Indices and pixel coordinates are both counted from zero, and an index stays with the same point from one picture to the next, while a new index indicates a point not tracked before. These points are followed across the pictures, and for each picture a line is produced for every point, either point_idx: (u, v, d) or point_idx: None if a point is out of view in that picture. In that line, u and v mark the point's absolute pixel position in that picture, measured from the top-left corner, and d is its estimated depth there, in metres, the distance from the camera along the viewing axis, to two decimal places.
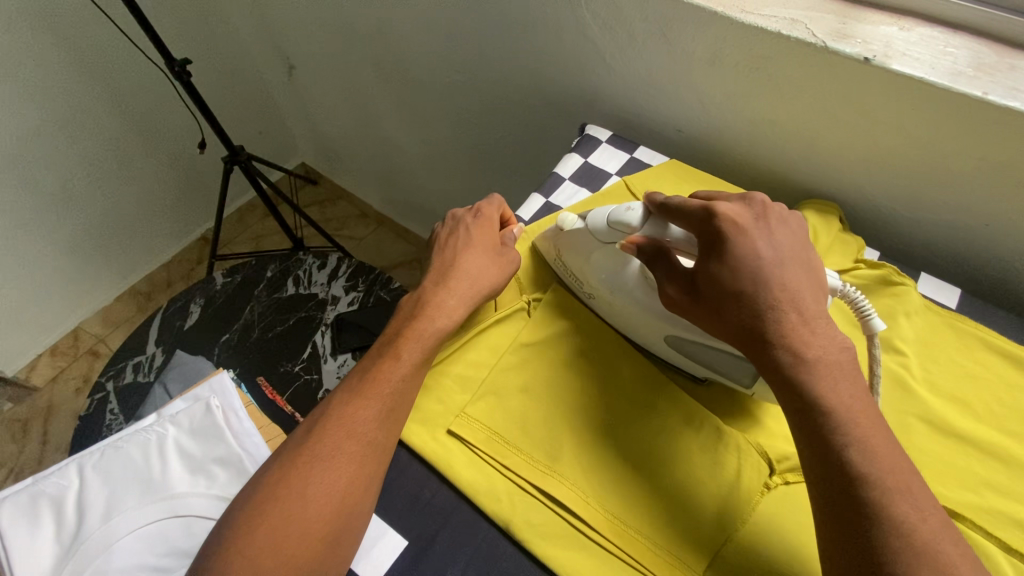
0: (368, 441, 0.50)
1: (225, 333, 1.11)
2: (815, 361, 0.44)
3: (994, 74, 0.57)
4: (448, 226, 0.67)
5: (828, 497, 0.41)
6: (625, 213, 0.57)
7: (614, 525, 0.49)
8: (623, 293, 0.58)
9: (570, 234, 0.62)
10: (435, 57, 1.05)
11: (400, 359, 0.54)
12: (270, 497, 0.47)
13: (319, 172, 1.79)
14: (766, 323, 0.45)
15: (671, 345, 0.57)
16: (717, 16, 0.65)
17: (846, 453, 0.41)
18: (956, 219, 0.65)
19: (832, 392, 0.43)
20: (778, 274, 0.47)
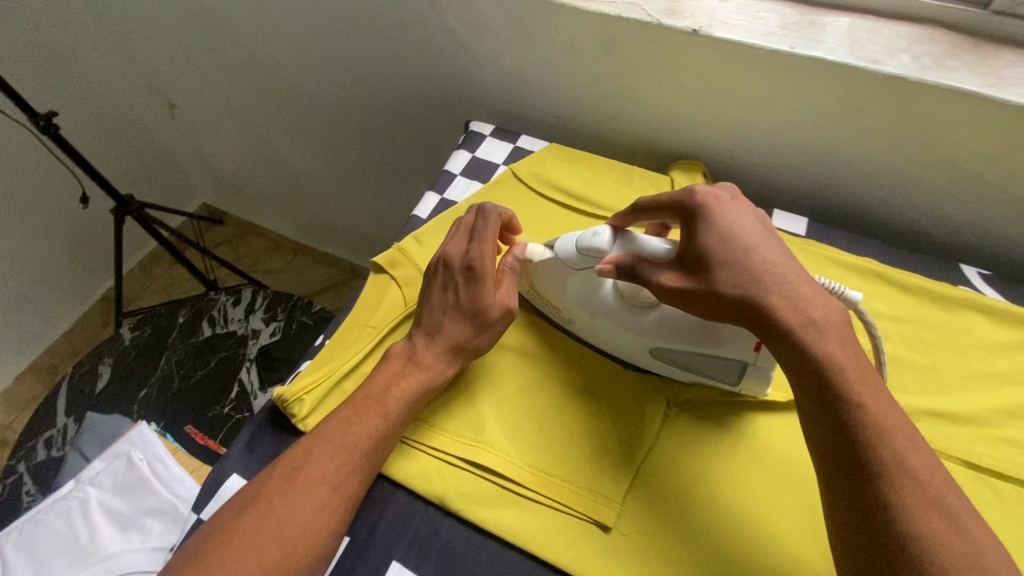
0: (348, 494, 0.48)
1: (144, 389, 1.04)
2: (815, 327, 0.43)
3: (799, 31, 0.64)
4: (438, 275, 0.56)
5: (835, 462, 0.41)
6: (593, 236, 0.53)
7: (540, 478, 0.51)
8: (603, 315, 0.55)
9: (537, 264, 0.57)
10: (316, 77, 1.05)
11: (388, 417, 0.51)
12: (240, 559, 0.44)
13: (223, 211, 1.73)
14: (762, 302, 0.44)
15: (657, 359, 0.54)
16: (565, 7, 0.69)
17: (855, 417, 0.41)
18: (802, 161, 0.71)
19: (839, 357, 0.42)
20: (763, 246, 0.46)
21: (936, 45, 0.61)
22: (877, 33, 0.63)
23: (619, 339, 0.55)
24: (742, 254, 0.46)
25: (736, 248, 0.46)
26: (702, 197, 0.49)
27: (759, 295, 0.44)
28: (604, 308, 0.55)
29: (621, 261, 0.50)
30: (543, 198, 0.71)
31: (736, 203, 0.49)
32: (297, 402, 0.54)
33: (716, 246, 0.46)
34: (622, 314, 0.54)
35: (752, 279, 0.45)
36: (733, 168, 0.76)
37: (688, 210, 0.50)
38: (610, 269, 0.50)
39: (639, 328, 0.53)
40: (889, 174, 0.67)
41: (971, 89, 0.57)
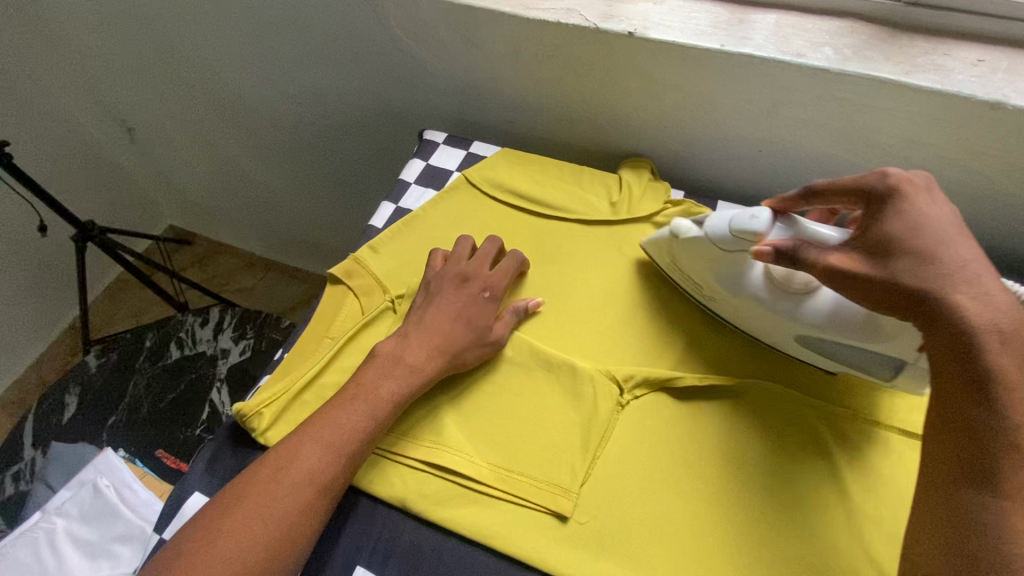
0: (333, 494, 0.48)
1: (112, 416, 1.04)
2: (995, 330, 0.38)
3: (729, 29, 0.66)
4: (452, 282, 0.59)
5: (962, 463, 0.38)
6: (751, 219, 0.51)
7: (499, 473, 0.52)
8: (746, 297, 0.55)
9: (685, 241, 0.57)
10: (273, 93, 1.06)
11: (377, 416, 0.51)
12: (221, 557, 0.43)
13: (190, 232, 1.71)
14: (938, 297, 0.40)
15: (802, 345, 0.54)
16: (506, 15, 0.71)
17: (1011, 432, 0.37)
18: (743, 154, 0.74)
19: (1012, 369, 0.37)
20: (951, 245, 0.42)
21: (856, 37, 0.63)
22: (802, 28, 0.65)
23: (759, 322, 0.55)
24: (926, 246, 0.42)
25: (926, 239, 0.42)
26: (896, 182, 0.45)
27: (938, 291, 0.40)
28: (755, 291, 0.54)
29: (781, 245, 0.48)
30: (496, 201, 0.73)
31: (934, 197, 0.44)
32: (256, 415, 0.55)
33: (903, 234, 0.43)
34: (774, 300, 0.53)
35: (936, 273, 0.40)
36: (681, 162, 0.78)
37: (878, 195, 0.46)
38: (769, 253, 0.48)
39: (787, 313, 0.53)
40: (826, 162, 0.70)
41: (888, 77, 0.59)
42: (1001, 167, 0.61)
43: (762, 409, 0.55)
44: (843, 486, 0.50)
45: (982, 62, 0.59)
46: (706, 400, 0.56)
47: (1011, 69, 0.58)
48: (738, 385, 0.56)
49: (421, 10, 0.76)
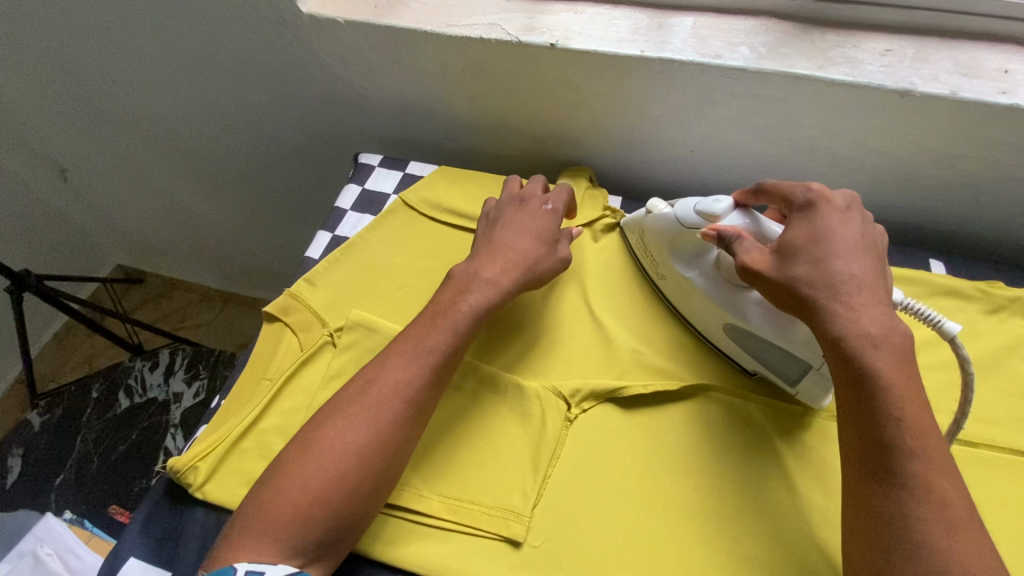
0: (421, 405, 0.50)
1: (61, 475, 1.01)
2: (864, 330, 0.43)
3: (649, 34, 0.66)
4: (515, 205, 0.62)
5: (859, 456, 0.42)
6: (714, 202, 0.54)
7: (448, 504, 0.51)
8: (693, 279, 0.57)
9: (654, 219, 0.60)
10: (206, 125, 1.03)
11: (457, 331, 0.53)
12: (319, 467, 0.46)
13: (142, 269, 1.63)
14: (824, 302, 0.45)
15: (726, 333, 0.56)
16: (428, 34, 0.70)
17: (891, 426, 0.41)
18: (676, 155, 0.74)
19: (890, 371, 0.42)
20: (842, 257, 0.46)
21: (771, 35, 0.63)
22: (718, 29, 0.65)
23: (696, 304, 0.58)
24: (821, 257, 0.46)
25: (821, 249, 0.46)
26: (814, 197, 0.49)
27: (825, 299, 0.45)
28: (701, 274, 0.57)
29: (725, 232, 0.51)
30: (435, 222, 0.71)
31: (844, 217, 0.48)
32: (191, 469, 0.53)
33: (804, 243, 0.47)
34: (709, 286, 0.56)
35: (824, 281, 0.45)
36: (618, 165, 0.79)
37: (799, 206, 0.50)
38: (712, 237, 0.51)
39: (718, 298, 0.55)
40: (755, 157, 0.71)
41: (801, 72, 0.60)
42: (916, 151, 0.63)
43: (710, 409, 0.55)
44: (792, 481, 0.51)
45: (890, 51, 0.61)
46: (655, 406, 0.56)
47: (916, 57, 0.60)
48: (685, 389, 0.56)
49: (342, 33, 0.74)
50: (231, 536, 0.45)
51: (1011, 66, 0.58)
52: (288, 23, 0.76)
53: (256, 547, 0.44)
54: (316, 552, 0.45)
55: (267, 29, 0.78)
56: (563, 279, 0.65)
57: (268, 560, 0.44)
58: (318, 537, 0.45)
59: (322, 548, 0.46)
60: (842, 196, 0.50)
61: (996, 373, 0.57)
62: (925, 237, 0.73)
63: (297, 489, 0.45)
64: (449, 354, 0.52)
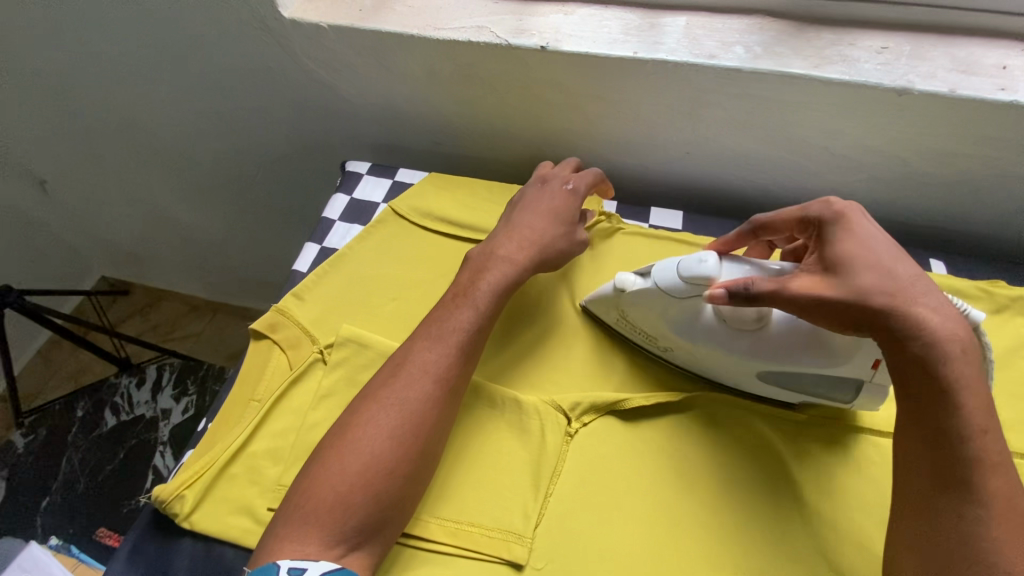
0: (449, 384, 0.50)
1: (45, 497, 0.99)
2: (946, 341, 0.40)
3: (641, 35, 0.64)
4: (537, 186, 0.63)
5: (947, 478, 0.39)
6: (699, 262, 0.49)
7: (447, 528, 0.49)
8: (704, 342, 0.53)
9: (632, 294, 0.55)
10: (188, 134, 1.00)
11: (478, 308, 0.53)
12: (356, 447, 0.46)
13: (128, 281, 1.58)
14: (903, 313, 0.41)
15: (765, 379, 0.52)
16: (414, 38, 0.68)
17: (979, 440, 0.39)
18: (671, 157, 0.73)
19: (972, 381, 0.40)
20: (901, 261, 0.44)
21: (765, 34, 0.62)
22: (711, 29, 0.63)
23: (718, 362, 0.53)
24: (884, 261, 0.43)
25: (881, 254, 0.44)
26: (842, 208, 0.47)
27: (901, 306, 0.41)
28: (707, 331, 0.52)
29: (733, 285, 0.46)
30: (425, 231, 0.69)
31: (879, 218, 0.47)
32: (177, 498, 0.51)
33: (860, 250, 0.44)
34: (731, 343, 0.51)
35: (897, 288, 0.42)
36: (612, 168, 0.78)
37: (825, 222, 0.47)
38: (723, 295, 0.46)
39: (746, 352, 0.51)
40: (751, 158, 0.70)
41: (797, 72, 0.58)
42: (914, 150, 0.62)
43: (713, 420, 0.54)
44: (798, 493, 0.50)
45: (887, 49, 0.60)
46: (656, 419, 0.54)
47: (914, 54, 0.59)
48: (687, 399, 0.55)
49: (325, 38, 0.72)
50: (271, 539, 0.44)
51: (1010, 62, 0.57)
52: (269, 28, 0.74)
53: (300, 536, 0.43)
54: (358, 539, 0.44)
55: (248, 35, 0.76)
56: (558, 288, 0.64)
57: (311, 556, 0.43)
58: (358, 522, 0.44)
59: (362, 535, 0.44)
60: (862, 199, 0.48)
61: (1001, 375, 0.57)
62: (922, 235, 0.72)
63: (336, 473, 0.45)
64: (451, 365, 0.50)
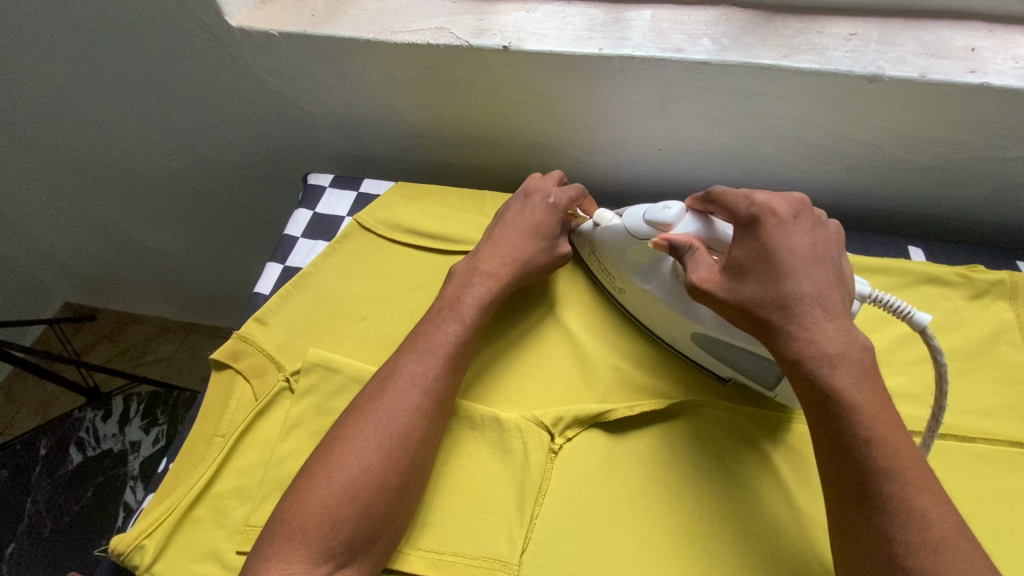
0: (438, 398, 0.48)
1: (10, 544, 0.93)
2: (823, 355, 0.41)
3: (606, 31, 0.62)
4: (518, 199, 0.61)
5: (839, 484, 0.40)
6: (663, 209, 0.51)
7: (428, 559, 0.47)
8: (655, 290, 0.54)
9: (605, 230, 0.57)
10: (143, 152, 0.95)
11: (465, 321, 0.52)
12: (343, 462, 0.44)
13: (92, 305, 1.49)
14: (782, 327, 0.43)
15: (699, 344, 0.53)
16: (370, 43, 0.65)
17: (859, 450, 0.40)
18: (643, 155, 0.71)
19: (853, 391, 0.41)
20: (797, 271, 0.44)
21: (732, 24, 0.60)
22: (677, 21, 0.61)
23: (662, 317, 0.54)
24: (774, 275, 0.44)
25: (774, 267, 0.44)
26: (757, 209, 0.46)
27: (782, 321, 0.43)
28: (659, 287, 0.53)
29: (677, 241, 0.48)
30: (393, 244, 0.66)
31: (791, 225, 0.46)
32: (137, 549, 0.47)
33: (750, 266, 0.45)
34: (672, 296, 0.52)
35: (778, 302, 0.43)
36: (584, 169, 0.76)
37: (743, 222, 0.47)
38: (664, 246, 0.48)
39: (688, 308, 0.52)
40: (724, 152, 0.68)
41: (767, 62, 0.57)
42: (888, 137, 0.61)
43: (701, 426, 0.52)
44: (789, 496, 0.48)
45: (855, 35, 0.58)
46: (643, 429, 0.52)
47: (882, 40, 0.58)
48: (676, 406, 0.53)
49: (276, 46, 0.68)
50: (256, 558, 0.41)
51: (978, 44, 0.57)
52: (218, 39, 0.70)
53: (287, 554, 0.41)
54: (346, 557, 0.42)
55: (196, 47, 0.72)
56: (535, 297, 0.62)
57: None
58: (349, 536, 0.42)
59: (351, 552, 0.42)
60: (785, 201, 0.47)
61: (984, 360, 0.56)
62: (897, 221, 0.72)
63: (324, 489, 0.43)
64: (435, 387, 0.48)
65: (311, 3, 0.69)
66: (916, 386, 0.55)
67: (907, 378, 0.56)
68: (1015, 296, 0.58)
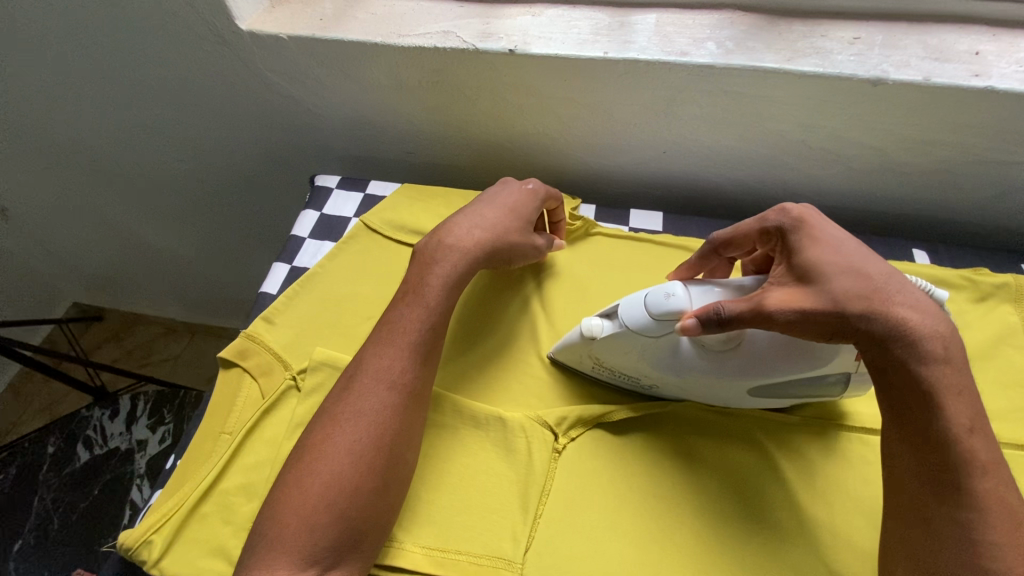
0: (405, 389, 0.48)
1: (15, 542, 0.93)
2: (928, 340, 0.39)
3: (611, 35, 0.62)
4: (494, 185, 0.61)
5: (941, 482, 0.38)
6: (666, 297, 0.46)
7: (433, 557, 0.47)
8: (694, 373, 0.49)
9: (602, 341, 0.50)
10: (151, 153, 0.96)
11: (429, 306, 0.51)
12: (315, 471, 0.44)
13: (99, 306, 1.50)
14: (886, 315, 0.40)
15: (760, 395, 0.50)
16: (379, 46, 0.65)
17: (966, 443, 0.38)
18: (647, 158, 0.72)
19: (954, 379, 0.39)
20: (875, 259, 0.42)
21: (737, 28, 0.61)
22: (682, 25, 0.62)
23: (714, 388, 0.50)
24: (861, 262, 0.42)
25: (855, 254, 0.42)
26: (799, 213, 0.46)
27: (884, 307, 0.40)
28: (699, 367, 0.48)
29: (703, 313, 0.43)
30: (399, 245, 0.67)
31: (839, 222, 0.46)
32: (144, 545, 0.48)
33: (834, 253, 0.42)
34: (722, 368, 0.48)
35: (874, 288, 0.41)
36: (587, 171, 0.76)
37: (787, 225, 0.45)
38: (695, 326, 0.44)
39: (746, 376, 0.47)
40: (728, 155, 0.69)
41: (772, 66, 0.57)
42: (892, 140, 0.62)
43: (704, 427, 0.52)
44: (792, 495, 0.49)
45: (859, 39, 0.59)
46: (647, 430, 0.53)
47: (886, 44, 0.58)
48: (677, 408, 0.53)
49: (285, 49, 0.69)
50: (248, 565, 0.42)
51: (982, 48, 0.57)
52: (228, 41, 0.71)
53: (273, 561, 0.41)
54: (334, 559, 0.42)
55: (206, 49, 0.73)
56: (525, 295, 0.63)
57: None
58: (331, 541, 0.42)
59: (336, 555, 0.42)
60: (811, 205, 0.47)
61: (988, 363, 0.56)
62: (901, 223, 0.72)
63: (298, 500, 0.43)
64: (403, 378, 0.48)
65: (319, 8, 0.70)
66: None
67: None
68: (1020, 299, 0.58)
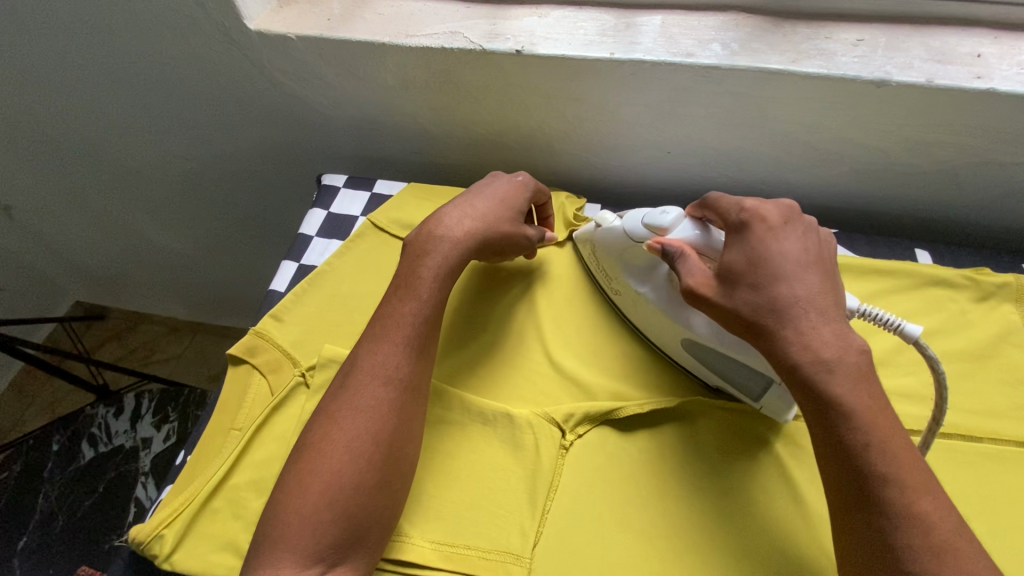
0: (402, 383, 0.48)
1: (20, 539, 0.92)
2: (818, 360, 0.41)
3: (617, 36, 0.63)
4: (485, 179, 0.61)
5: (842, 487, 0.40)
6: (660, 214, 0.52)
7: (440, 551, 0.48)
8: (647, 293, 0.55)
9: (605, 232, 0.58)
10: (158, 152, 0.96)
11: (423, 299, 0.51)
12: (314, 471, 0.44)
13: (103, 304, 1.50)
14: (775, 333, 0.43)
15: (691, 352, 0.54)
16: (386, 46, 0.66)
17: (861, 456, 0.39)
18: (652, 158, 0.72)
19: (850, 396, 0.40)
20: (790, 276, 0.44)
21: (742, 30, 0.61)
22: (688, 26, 0.62)
23: (656, 322, 0.55)
24: (767, 280, 0.44)
25: (764, 274, 0.44)
26: (746, 216, 0.47)
27: (775, 325, 0.43)
28: (653, 290, 0.54)
29: (668, 244, 0.50)
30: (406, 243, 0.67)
31: (782, 232, 0.46)
32: (155, 539, 0.49)
33: (745, 267, 0.45)
34: (664, 299, 0.53)
35: (770, 306, 0.43)
36: (591, 170, 0.77)
37: (733, 225, 0.48)
38: (656, 248, 0.50)
39: (680, 313, 0.52)
40: (732, 155, 0.69)
41: (776, 67, 0.58)
42: (895, 141, 0.62)
43: (709, 425, 0.53)
44: (796, 491, 0.49)
45: (863, 41, 0.59)
46: (653, 427, 0.53)
47: (889, 46, 0.59)
48: (682, 406, 0.54)
49: (293, 48, 0.70)
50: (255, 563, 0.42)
51: (984, 50, 0.58)
52: (236, 41, 0.71)
53: (276, 559, 0.42)
54: (338, 556, 0.42)
55: (215, 49, 0.73)
56: (529, 291, 0.63)
57: None
58: (333, 539, 0.42)
59: (341, 552, 0.42)
60: (778, 208, 0.48)
61: (989, 361, 0.57)
62: (903, 223, 0.73)
63: (298, 501, 0.43)
64: (399, 375, 0.48)
65: (327, 8, 0.70)
66: (921, 385, 0.56)
67: (913, 378, 0.56)
68: (1021, 298, 0.59)
